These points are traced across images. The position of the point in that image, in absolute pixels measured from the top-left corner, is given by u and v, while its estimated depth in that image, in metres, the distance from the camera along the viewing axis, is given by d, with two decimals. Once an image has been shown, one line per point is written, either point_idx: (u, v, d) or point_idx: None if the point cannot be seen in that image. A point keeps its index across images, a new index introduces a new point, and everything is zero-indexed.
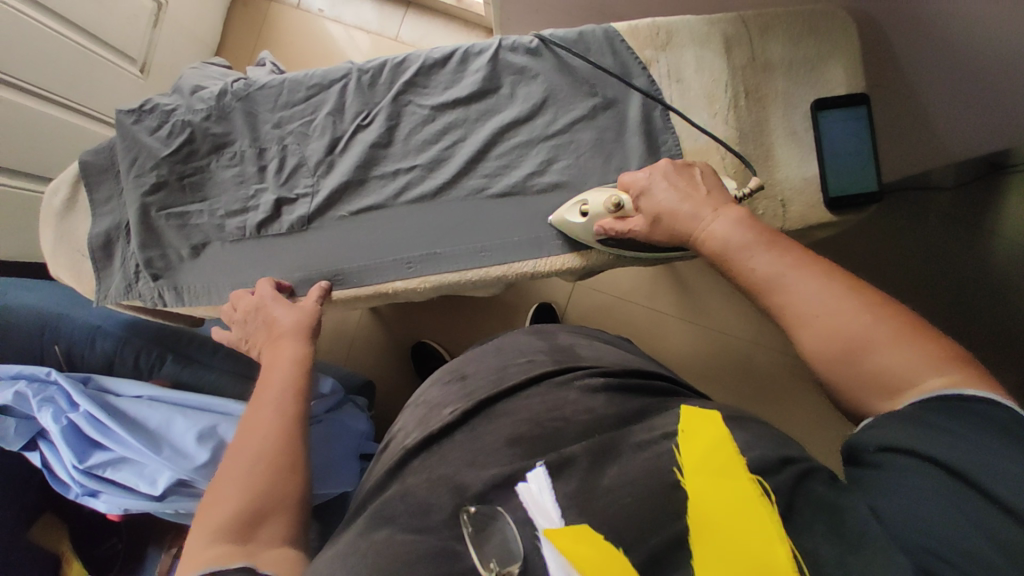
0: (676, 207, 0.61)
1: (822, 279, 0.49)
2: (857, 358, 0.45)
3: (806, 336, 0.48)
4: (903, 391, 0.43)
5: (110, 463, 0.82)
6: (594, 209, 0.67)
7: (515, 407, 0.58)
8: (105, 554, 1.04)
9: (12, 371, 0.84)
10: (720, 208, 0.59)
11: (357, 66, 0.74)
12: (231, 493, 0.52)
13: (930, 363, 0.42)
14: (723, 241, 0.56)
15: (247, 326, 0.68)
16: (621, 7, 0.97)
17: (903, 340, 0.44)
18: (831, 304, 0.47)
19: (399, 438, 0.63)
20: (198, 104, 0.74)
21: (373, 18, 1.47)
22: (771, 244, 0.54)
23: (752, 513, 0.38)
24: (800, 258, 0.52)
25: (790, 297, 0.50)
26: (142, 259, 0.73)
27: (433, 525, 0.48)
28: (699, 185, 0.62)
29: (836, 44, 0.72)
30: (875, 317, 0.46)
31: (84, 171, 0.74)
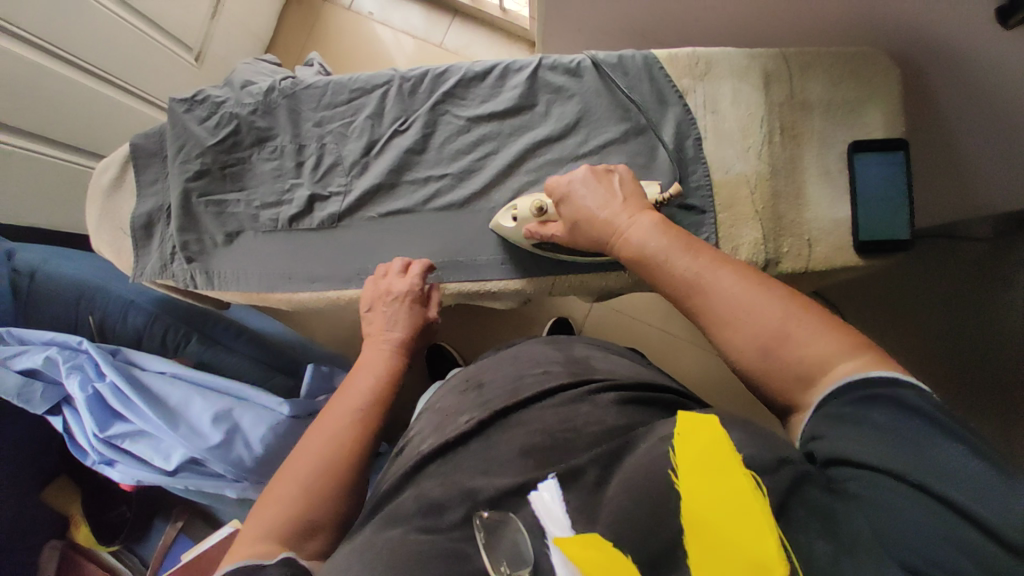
0: (595, 213, 0.62)
1: (728, 280, 0.51)
2: (770, 354, 0.47)
3: (724, 338, 0.50)
4: (818, 380, 0.44)
5: (129, 435, 0.87)
6: (523, 214, 0.69)
7: (530, 417, 0.59)
8: (114, 520, 1.06)
9: (45, 337, 0.88)
10: (637, 213, 0.60)
11: (399, 74, 0.76)
12: (294, 494, 0.55)
13: (841, 348, 0.44)
14: (641, 246, 0.58)
15: (380, 301, 0.69)
16: (665, 30, 0.98)
17: (808, 328, 0.46)
18: (742, 304, 0.49)
19: (414, 444, 0.64)
20: (247, 98, 0.77)
21: (420, 24, 1.50)
22: (683, 248, 0.55)
23: (745, 511, 0.38)
24: (710, 258, 0.53)
25: (703, 302, 0.51)
26: (178, 242, 0.76)
27: (444, 527, 0.49)
28: (617, 192, 0.62)
29: (879, 89, 0.71)
30: (783, 311, 0.47)
31: (135, 154, 0.78)
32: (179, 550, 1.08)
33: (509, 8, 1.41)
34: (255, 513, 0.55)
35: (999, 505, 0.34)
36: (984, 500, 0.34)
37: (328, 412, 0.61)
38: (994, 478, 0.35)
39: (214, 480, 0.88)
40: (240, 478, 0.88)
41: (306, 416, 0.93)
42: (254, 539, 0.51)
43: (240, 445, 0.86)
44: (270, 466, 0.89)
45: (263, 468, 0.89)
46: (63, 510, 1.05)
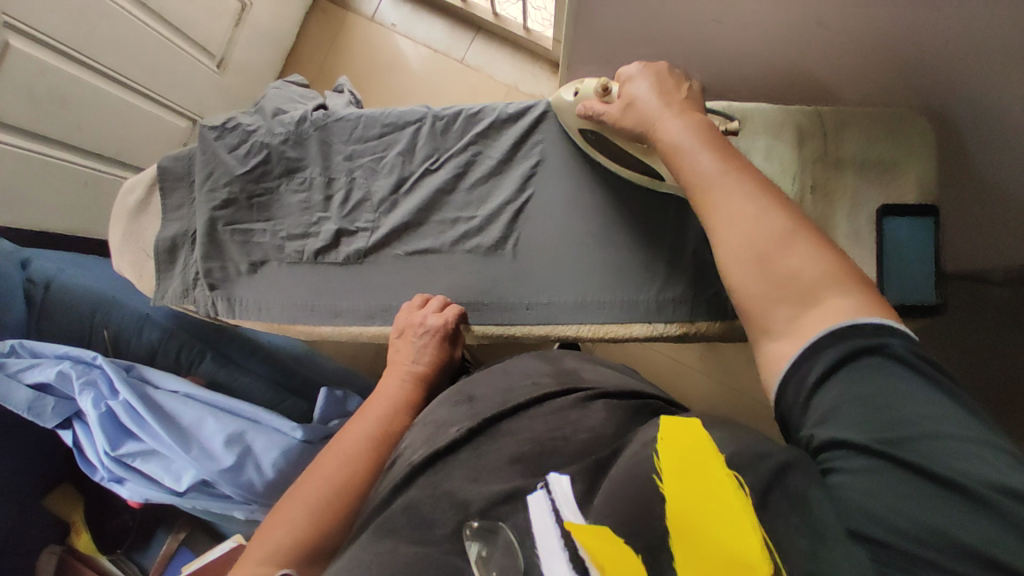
0: (648, 99, 0.58)
1: (763, 188, 0.48)
2: (772, 262, 0.44)
3: (735, 228, 0.46)
4: (809, 300, 0.42)
5: (140, 454, 0.86)
6: (586, 92, 0.67)
7: (520, 427, 0.58)
8: (117, 529, 1.07)
9: (60, 350, 0.88)
10: (689, 113, 0.56)
11: (433, 111, 0.75)
12: (300, 519, 0.56)
13: (841, 280, 0.42)
14: (675, 141, 0.54)
15: (411, 330, 0.69)
16: (695, 68, 0.98)
17: (822, 256, 0.44)
18: (766, 209, 0.46)
19: (404, 456, 0.58)
20: (278, 128, 0.76)
21: (442, 38, 1.50)
22: (731, 149, 0.51)
23: (727, 509, 0.37)
24: (745, 167, 0.49)
25: (724, 195, 0.48)
26: (202, 269, 0.76)
27: (435, 539, 0.48)
28: (680, 90, 0.58)
29: (912, 151, 0.72)
30: (797, 231, 0.45)
31: (163, 175, 0.77)
32: (180, 562, 1.06)
33: (532, 28, 1.40)
34: (262, 534, 0.56)
35: (980, 467, 0.33)
36: (965, 464, 0.34)
37: (343, 437, 0.62)
38: (976, 440, 0.34)
39: (224, 502, 0.88)
40: (249, 501, 0.88)
41: (319, 441, 0.93)
42: (259, 561, 0.53)
43: (251, 468, 0.86)
44: (280, 491, 0.89)
45: (272, 492, 0.88)
46: (63, 516, 1.05)
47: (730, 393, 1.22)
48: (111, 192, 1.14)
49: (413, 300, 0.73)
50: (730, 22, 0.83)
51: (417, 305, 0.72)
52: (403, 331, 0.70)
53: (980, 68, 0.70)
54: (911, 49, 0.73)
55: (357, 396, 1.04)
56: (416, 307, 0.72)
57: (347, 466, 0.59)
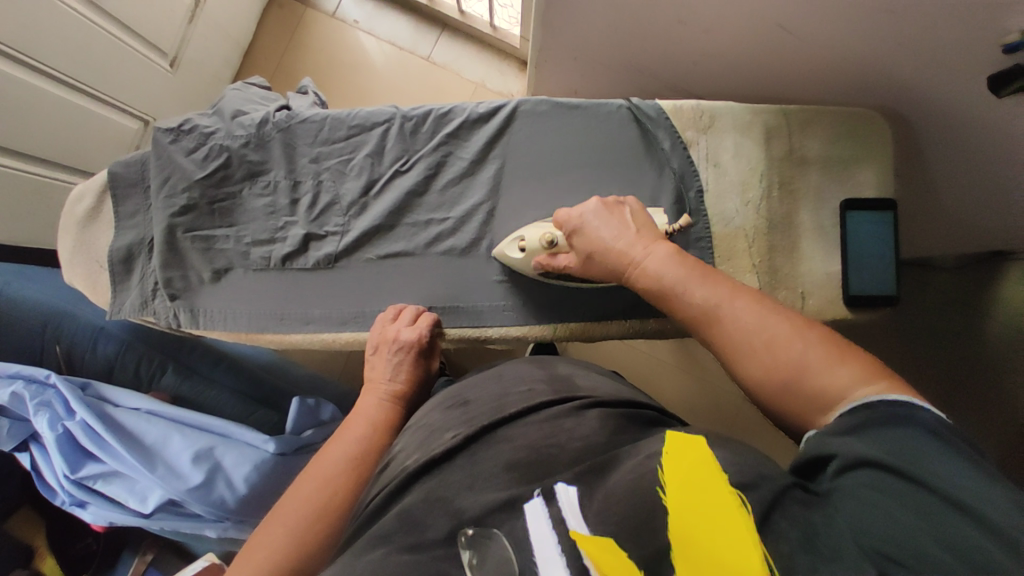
0: (608, 244, 0.62)
1: (748, 311, 0.51)
2: (787, 381, 0.47)
3: (743, 368, 0.50)
4: (833, 405, 0.45)
5: (101, 476, 0.83)
6: (531, 246, 0.69)
7: (513, 433, 0.59)
8: (79, 554, 1.01)
9: (10, 369, 0.84)
10: (653, 245, 0.60)
11: (401, 112, 0.74)
12: (281, 540, 0.54)
13: (859, 377, 0.45)
14: (658, 278, 0.58)
15: (385, 346, 0.68)
16: (661, 67, 0.99)
17: (825, 355, 0.46)
18: (768, 326, 0.49)
19: (399, 459, 0.60)
20: (238, 130, 0.73)
21: (407, 35, 1.47)
22: (704, 278, 0.55)
23: (729, 523, 0.38)
24: (735, 289, 0.53)
25: (722, 334, 0.52)
26: (162, 278, 0.72)
27: (428, 543, 0.49)
28: (630, 224, 0.63)
29: (872, 148, 0.73)
30: (804, 340, 0.48)
31: (114, 183, 0.73)
32: None
33: (498, 25, 1.39)
34: (241, 556, 0.54)
35: (984, 493, 0.35)
36: (970, 489, 0.35)
37: (321, 457, 0.61)
38: (974, 466, 0.37)
39: (193, 521, 0.85)
40: (221, 518, 0.85)
41: (292, 452, 0.89)
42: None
43: (222, 486, 0.83)
44: (256, 506, 0.86)
45: (246, 509, 0.85)
46: (27, 539, 1.00)
47: (702, 386, 1.25)
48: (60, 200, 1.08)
49: (385, 313, 0.72)
50: (694, 23, 0.84)
51: (390, 320, 0.70)
52: (377, 347, 0.69)
53: (933, 69, 0.73)
54: (868, 50, 0.75)
55: (330, 403, 1.00)
56: (389, 322, 0.70)
57: (336, 470, 0.60)
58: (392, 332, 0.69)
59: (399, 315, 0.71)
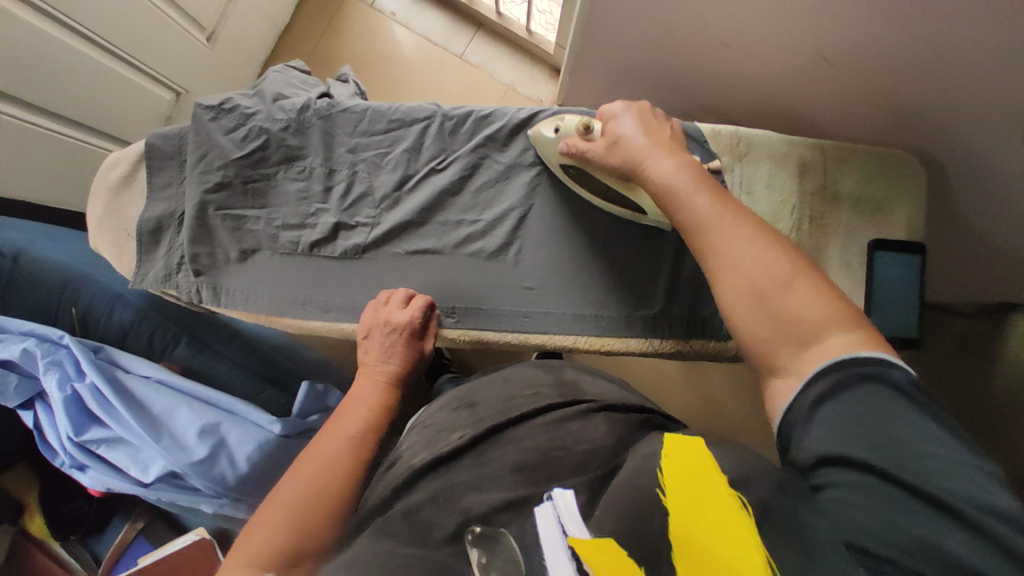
0: (636, 139, 0.61)
1: (754, 230, 0.51)
2: (775, 303, 0.47)
3: (734, 274, 0.49)
4: (810, 341, 0.45)
5: (105, 441, 0.82)
6: (566, 129, 0.68)
7: (519, 435, 0.61)
8: (70, 515, 1.00)
9: (25, 327, 0.84)
10: (677, 155, 0.59)
11: (442, 111, 0.74)
12: (281, 524, 0.54)
13: (838, 321, 0.45)
14: (670, 184, 0.57)
15: (377, 330, 0.69)
16: (697, 89, 0.99)
17: (815, 291, 0.47)
18: (760, 254, 0.49)
19: (405, 458, 0.63)
20: (279, 114, 0.73)
21: (442, 31, 1.48)
22: (715, 193, 0.54)
23: (729, 521, 0.38)
24: (739, 212, 0.53)
25: (723, 236, 0.51)
26: (189, 253, 0.72)
27: (432, 542, 0.51)
28: (665, 132, 0.62)
29: (904, 190, 0.74)
30: (793, 274, 0.48)
31: (150, 154, 0.74)
32: (135, 554, 1.03)
33: (534, 31, 1.39)
34: (242, 539, 0.55)
35: (969, 490, 0.36)
36: (954, 484, 0.36)
37: (321, 443, 0.61)
38: (971, 469, 0.37)
39: (191, 495, 0.85)
40: (218, 495, 0.85)
41: (296, 436, 0.90)
42: (245, 565, 0.51)
43: (223, 462, 0.82)
44: (254, 486, 0.86)
45: (244, 488, 0.85)
46: (18, 496, 1.01)
47: (705, 409, 1.25)
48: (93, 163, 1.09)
49: (378, 296, 0.72)
50: (739, 50, 0.85)
51: (382, 300, 0.71)
52: (368, 328, 0.70)
53: (972, 120, 0.73)
54: (911, 93, 0.76)
55: (337, 391, 1.01)
56: (381, 305, 0.71)
57: (335, 451, 0.60)
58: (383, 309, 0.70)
59: (398, 294, 0.71)
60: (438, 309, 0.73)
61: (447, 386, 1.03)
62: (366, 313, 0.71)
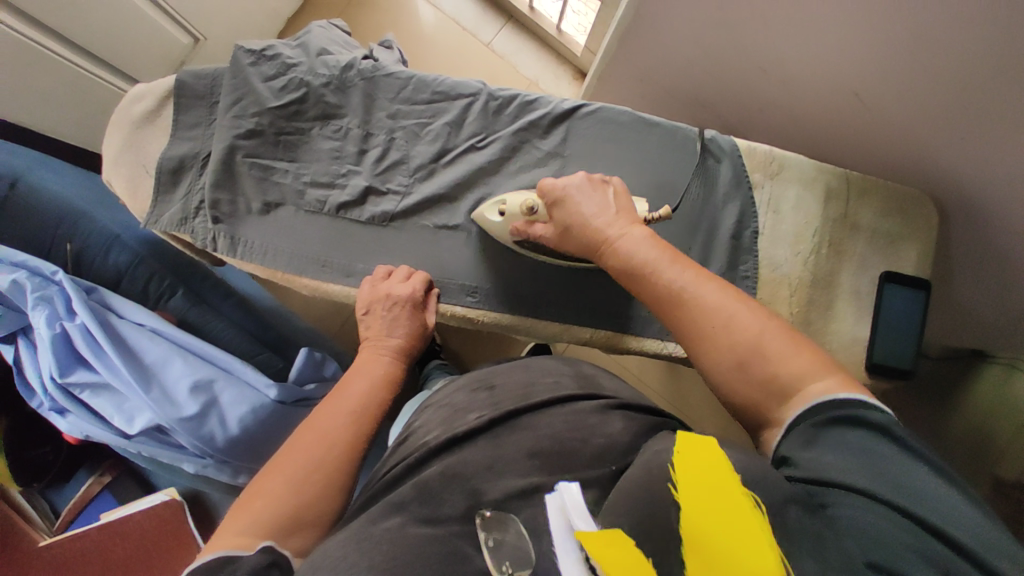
0: (588, 219, 0.64)
1: (719, 290, 0.56)
2: (752, 365, 0.52)
3: (704, 346, 0.55)
4: (791, 396, 0.50)
5: (90, 386, 0.79)
6: (511, 212, 0.70)
7: (538, 422, 0.60)
8: (35, 462, 0.93)
9: (16, 258, 0.79)
10: (631, 226, 0.63)
11: (488, 90, 0.75)
12: (279, 490, 0.52)
13: (812, 371, 0.50)
14: (632, 258, 0.61)
15: (377, 305, 0.67)
16: (725, 108, 1.02)
17: (783, 344, 0.52)
18: (727, 317, 0.54)
19: (417, 435, 0.63)
20: (321, 69, 0.73)
21: (471, 17, 1.47)
22: (674, 262, 0.59)
23: (744, 522, 0.39)
24: (700, 275, 0.58)
25: (694, 310, 0.56)
26: (210, 198, 0.70)
27: (442, 518, 0.50)
28: (612, 203, 0.65)
29: (917, 232, 0.78)
30: (760, 329, 0.53)
31: (180, 91, 0.72)
32: (98, 509, 1.02)
33: (565, 30, 1.39)
34: (239, 504, 0.53)
35: (956, 518, 0.40)
36: (944, 513, 0.40)
37: (323, 412, 0.59)
38: (953, 501, 0.41)
39: (175, 452, 0.83)
40: (202, 454, 0.83)
41: (291, 403, 0.88)
42: (237, 531, 0.49)
43: (214, 421, 0.80)
44: (243, 449, 0.84)
45: (231, 450, 0.83)
46: None
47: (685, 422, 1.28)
48: (102, 98, 1.04)
49: (376, 272, 0.70)
50: (774, 73, 0.87)
51: (381, 276, 0.70)
52: (366, 307, 0.68)
53: (989, 172, 0.76)
54: (933, 141, 0.79)
55: (333, 362, 1.00)
56: (380, 280, 0.69)
57: (338, 423, 0.58)
58: (381, 289, 0.68)
59: (397, 270, 0.70)
60: (437, 287, 0.72)
61: (437, 374, 1.03)
62: (362, 293, 0.69)
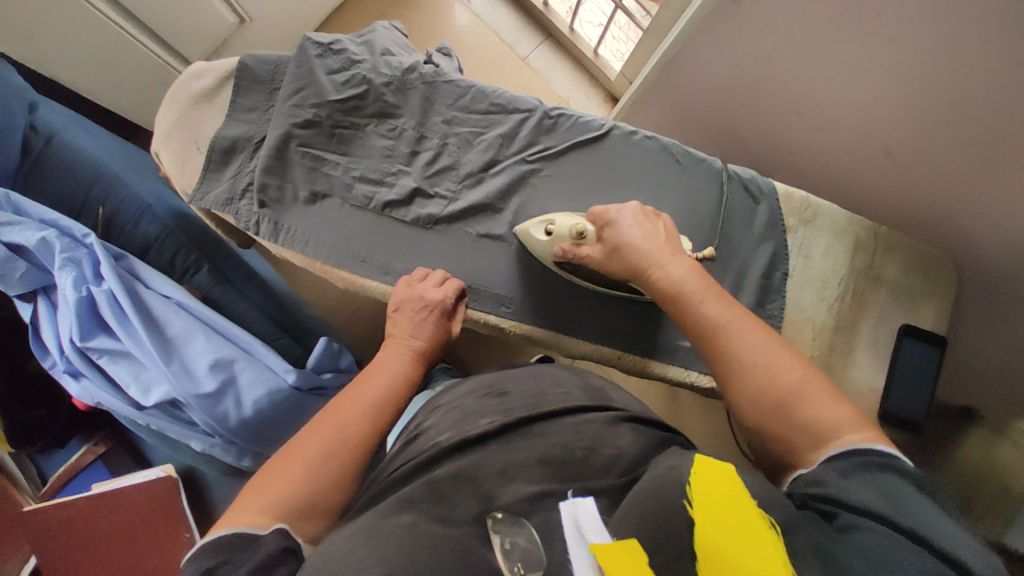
0: (635, 242, 0.65)
1: (762, 332, 0.56)
2: (789, 408, 0.52)
3: (745, 386, 0.54)
4: (825, 441, 0.50)
5: (109, 353, 0.78)
6: (558, 232, 0.71)
7: (548, 430, 0.60)
8: (32, 423, 0.92)
9: (45, 215, 0.77)
10: (678, 257, 0.63)
11: (544, 107, 0.78)
12: (298, 474, 0.52)
13: (849, 424, 0.50)
14: (678, 284, 0.61)
15: (409, 305, 0.68)
16: (757, 150, 1.04)
17: (828, 397, 0.51)
18: (770, 357, 0.54)
19: (428, 436, 0.62)
20: (385, 69, 0.75)
21: (512, 31, 1.50)
22: (720, 296, 0.59)
23: (755, 542, 0.39)
24: (744, 314, 0.58)
25: (738, 344, 0.55)
26: (258, 181, 0.70)
27: (455, 520, 0.50)
28: (659, 231, 0.66)
29: (937, 290, 0.80)
30: (802, 377, 0.53)
31: (242, 73, 0.73)
32: (89, 479, 1.00)
33: (602, 54, 1.42)
34: (255, 485, 0.52)
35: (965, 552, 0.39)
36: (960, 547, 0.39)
37: (343, 403, 0.59)
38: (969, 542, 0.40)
39: (184, 429, 0.82)
40: (212, 433, 0.82)
41: (306, 391, 0.88)
42: (253, 511, 0.48)
43: (229, 401, 0.80)
44: (251, 432, 0.83)
45: (241, 432, 0.82)
46: None
47: None
48: (148, 69, 1.05)
49: (413, 273, 0.71)
50: (812, 121, 0.90)
51: (415, 279, 0.70)
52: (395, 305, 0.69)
53: (1009, 242, 0.79)
54: (959, 205, 0.82)
55: (348, 355, 1.01)
56: (416, 282, 0.70)
57: (360, 415, 0.58)
58: (415, 293, 0.69)
59: (428, 275, 0.71)
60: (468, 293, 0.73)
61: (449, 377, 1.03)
62: (401, 292, 0.69)
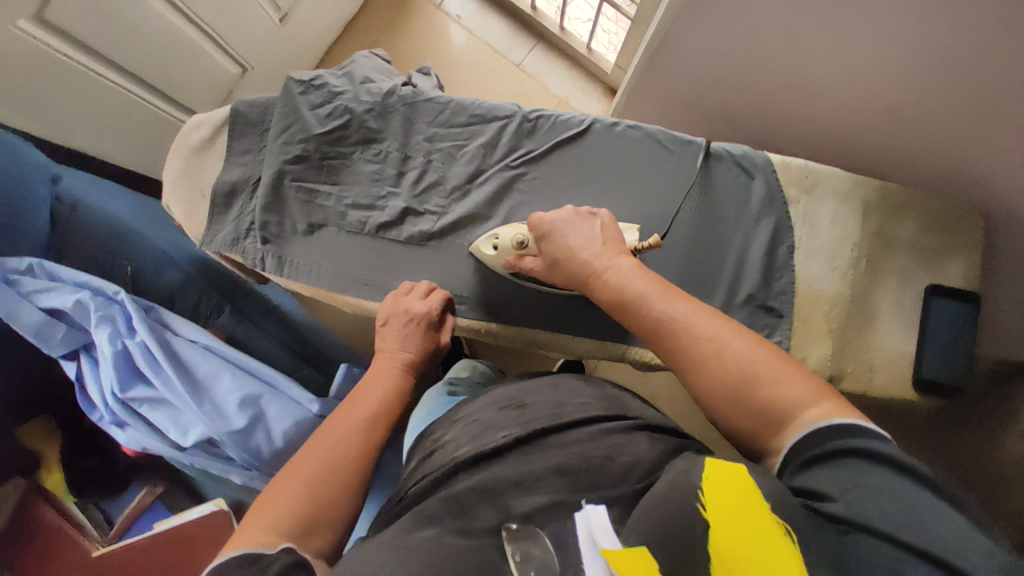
0: (573, 251, 0.65)
1: (709, 319, 0.55)
2: (746, 394, 0.51)
3: (699, 379, 0.53)
4: (788, 422, 0.49)
5: (148, 400, 0.83)
6: (503, 245, 0.72)
7: (567, 441, 0.60)
8: (84, 470, 0.98)
9: (79, 278, 0.84)
10: (620, 259, 0.63)
11: (523, 112, 0.78)
12: (298, 489, 0.54)
13: (809, 398, 0.49)
14: (621, 288, 0.61)
15: (395, 318, 0.69)
16: (755, 125, 1.02)
17: (784, 374, 0.50)
18: (718, 346, 0.53)
19: (445, 450, 0.63)
20: (365, 96, 0.78)
21: (503, 39, 1.51)
22: (664, 292, 0.58)
23: (771, 552, 0.37)
24: (689, 304, 0.57)
25: (687, 339, 0.55)
26: (259, 220, 0.74)
27: (476, 531, 0.51)
28: (596, 235, 0.66)
29: (961, 246, 0.76)
30: (755, 358, 0.52)
31: (235, 119, 0.78)
32: (149, 520, 1.05)
33: (595, 49, 1.41)
34: (263, 499, 0.54)
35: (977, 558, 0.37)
36: (965, 554, 0.37)
37: (340, 416, 0.61)
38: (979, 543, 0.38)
39: (222, 464, 0.86)
40: (247, 466, 0.86)
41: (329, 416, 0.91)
42: (259, 528, 0.51)
43: (259, 434, 0.84)
44: (284, 460, 0.87)
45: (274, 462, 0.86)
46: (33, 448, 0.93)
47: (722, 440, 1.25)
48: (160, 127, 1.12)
49: (398, 287, 0.73)
50: (805, 89, 0.87)
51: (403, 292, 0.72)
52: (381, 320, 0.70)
53: None
54: (975, 153, 0.77)
55: None
56: (403, 295, 0.71)
57: (359, 434, 0.60)
58: (397, 307, 0.70)
59: (415, 288, 0.72)
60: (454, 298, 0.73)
61: None
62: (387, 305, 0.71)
